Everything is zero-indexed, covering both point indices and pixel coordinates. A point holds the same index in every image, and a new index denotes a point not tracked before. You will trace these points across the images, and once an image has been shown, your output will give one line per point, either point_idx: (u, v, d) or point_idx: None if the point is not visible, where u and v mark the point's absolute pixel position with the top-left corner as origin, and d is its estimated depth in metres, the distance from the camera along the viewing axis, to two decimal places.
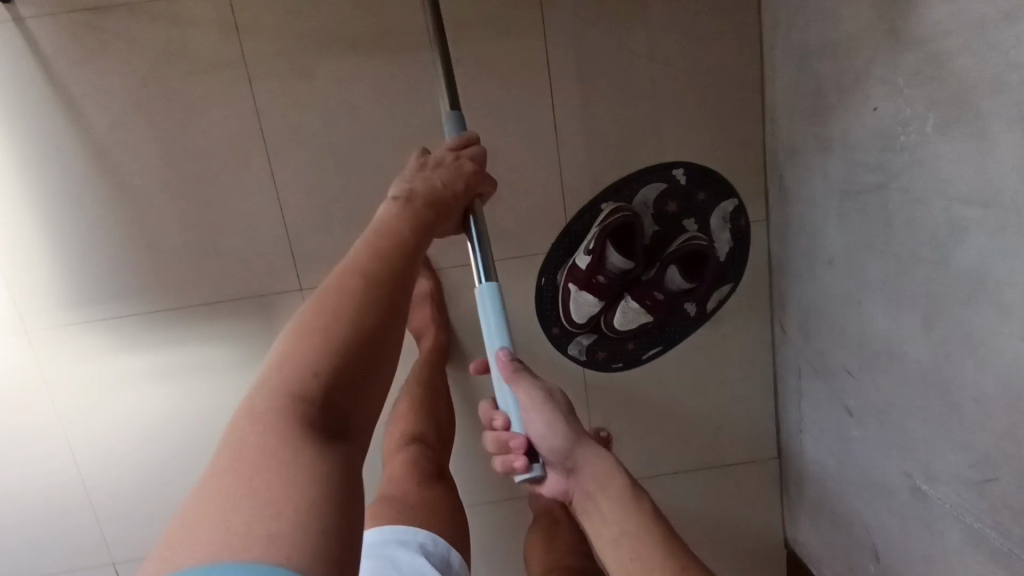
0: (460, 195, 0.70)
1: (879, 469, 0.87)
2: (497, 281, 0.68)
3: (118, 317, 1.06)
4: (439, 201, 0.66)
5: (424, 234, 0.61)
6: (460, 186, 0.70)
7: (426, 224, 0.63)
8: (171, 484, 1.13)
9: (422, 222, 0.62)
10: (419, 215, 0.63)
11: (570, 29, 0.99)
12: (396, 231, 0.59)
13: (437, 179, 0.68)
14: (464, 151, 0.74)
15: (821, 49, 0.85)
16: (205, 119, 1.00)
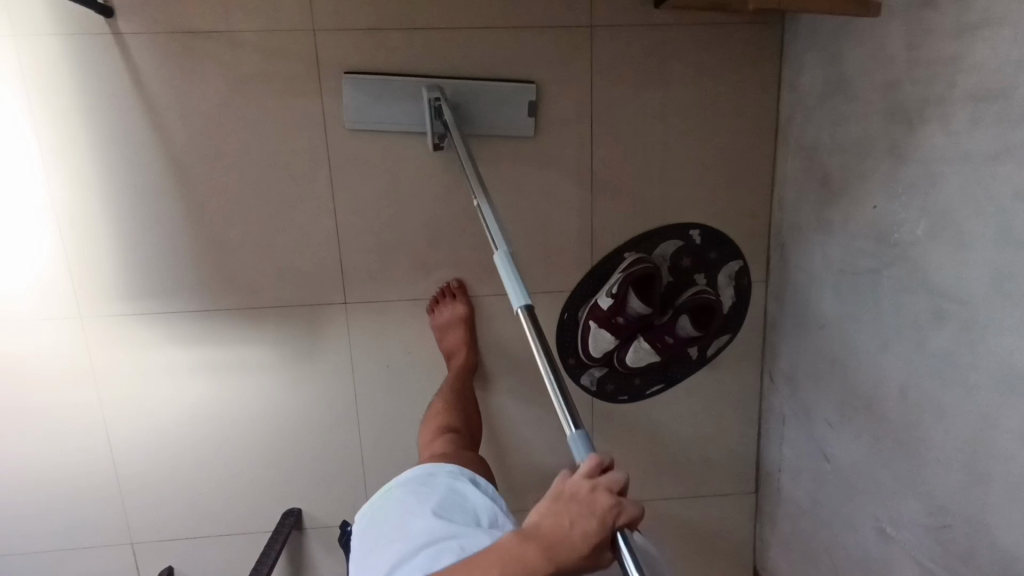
0: (593, 540, 0.62)
1: (848, 510, 1.00)
2: (587, 434, 0.66)
3: (171, 310, 1.14)
4: (569, 517, 0.63)
5: (563, 551, 0.62)
6: (601, 504, 0.63)
7: (539, 564, 0.62)
8: (199, 472, 1.20)
9: (581, 530, 0.62)
10: (581, 508, 0.63)
11: (615, 97, 1.12)
12: (540, 532, 0.64)
13: (579, 490, 0.64)
14: (602, 479, 0.64)
15: (832, 147, 0.99)
16: (277, 140, 1.08)
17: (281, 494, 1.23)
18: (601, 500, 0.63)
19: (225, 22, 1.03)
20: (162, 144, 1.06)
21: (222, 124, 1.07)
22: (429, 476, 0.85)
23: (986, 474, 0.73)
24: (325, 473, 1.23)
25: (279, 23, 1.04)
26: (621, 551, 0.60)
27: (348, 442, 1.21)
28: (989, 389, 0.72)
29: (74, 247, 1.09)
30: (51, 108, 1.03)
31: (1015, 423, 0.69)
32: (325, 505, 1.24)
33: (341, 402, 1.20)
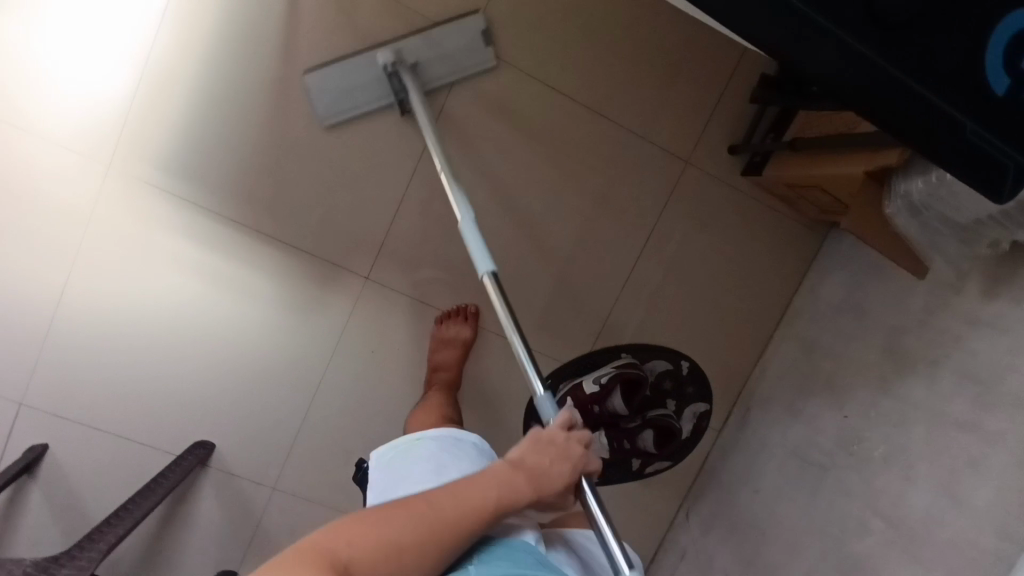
0: (566, 481, 0.75)
1: None
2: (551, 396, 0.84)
3: (200, 205, 1.11)
4: (549, 457, 0.76)
5: (546, 480, 0.74)
6: (574, 453, 0.77)
7: (523, 492, 0.72)
8: (135, 366, 1.14)
9: (556, 470, 0.75)
10: (557, 455, 0.76)
11: (676, 225, 1.25)
12: (523, 461, 0.74)
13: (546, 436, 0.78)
14: (573, 434, 0.79)
15: (824, 352, 1.16)
16: (386, 111, 1.13)
17: (203, 424, 1.17)
18: (534, 446, 0.77)
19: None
20: (281, 59, 1.09)
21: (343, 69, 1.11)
22: (456, 439, 0.87)
23: None
24: (258, 423, 1.19)
25: (444, 21, 1.11)
26: (586, 496, 0.76)
27: (297, 404, 1.19)
28: None
29: (142, 102, 1.06)
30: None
31: None
32: (240, 453, 1.19)
33: (311, 364, 1.18)
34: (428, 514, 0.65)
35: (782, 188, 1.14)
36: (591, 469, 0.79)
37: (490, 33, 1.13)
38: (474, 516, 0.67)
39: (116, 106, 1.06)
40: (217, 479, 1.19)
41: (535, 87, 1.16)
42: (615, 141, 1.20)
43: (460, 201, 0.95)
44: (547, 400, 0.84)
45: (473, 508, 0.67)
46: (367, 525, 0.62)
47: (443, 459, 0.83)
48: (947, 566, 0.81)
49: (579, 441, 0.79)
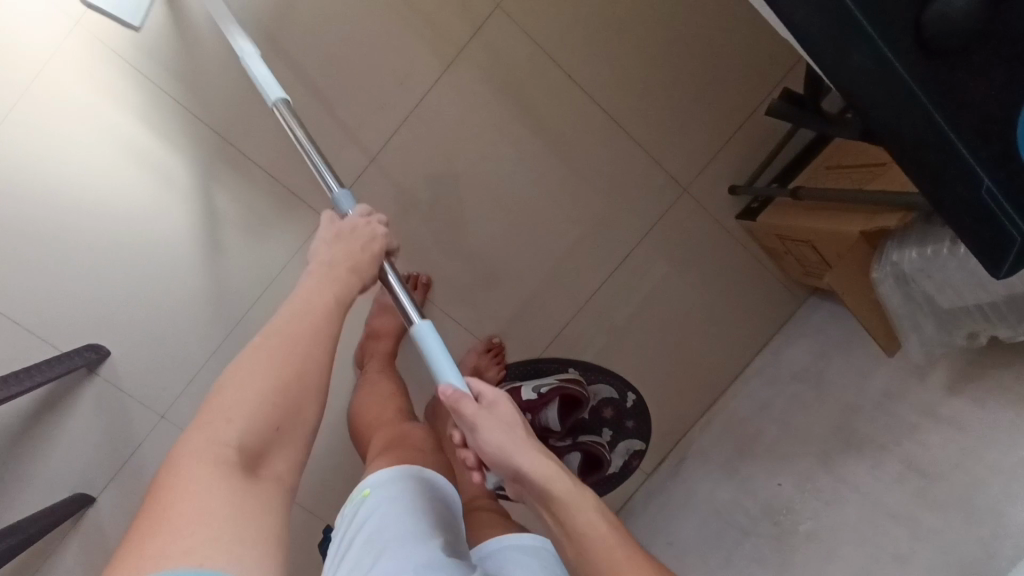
0: (374, 261, 0.79)
1: None
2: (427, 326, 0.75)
3: (162, 91, 1.01)
4: (352, 252, 0.77)
5: (361, 265, 0.77)
6: (372, 245, 0.79)
7: (341, 280, 0.74)
8: (43, 243, 1.02)
9: (368, 253, 0.78)
10: (364, 241, 0.79)
11: (657, 252, 1.19)
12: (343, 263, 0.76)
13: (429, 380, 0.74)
14: (371, 221, 0.81)
15: (771, 415, 1.10)
16: (392, 52, 1.06)
17: (101, 325, 1.05)
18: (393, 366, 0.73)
19: None
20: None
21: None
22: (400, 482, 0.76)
23: None
24: (165, 340, 1.08)
25: None
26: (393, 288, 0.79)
27: (212, 329, 1.09)
28: None
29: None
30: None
31: None
32: (133, 367, 1.08)
33: (239, 291, 1.08)
34: (280, 350, 0.64)
35: (771, 238, 1.11)
36: (392, 250, 0.83)
37: (521, 1, 1.07)
38: (314, 332, 0.67)
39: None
40: (101, 390, 1.07)
41: (552, 72, 1.10)
42: (618, 148, 1.15)
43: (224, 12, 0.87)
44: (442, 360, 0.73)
45: (313, 334, 0.67)
46: (239, 388, 0.60)
47: (388, 514, 0.71)
48: None
49: (375, 237, 0.80)
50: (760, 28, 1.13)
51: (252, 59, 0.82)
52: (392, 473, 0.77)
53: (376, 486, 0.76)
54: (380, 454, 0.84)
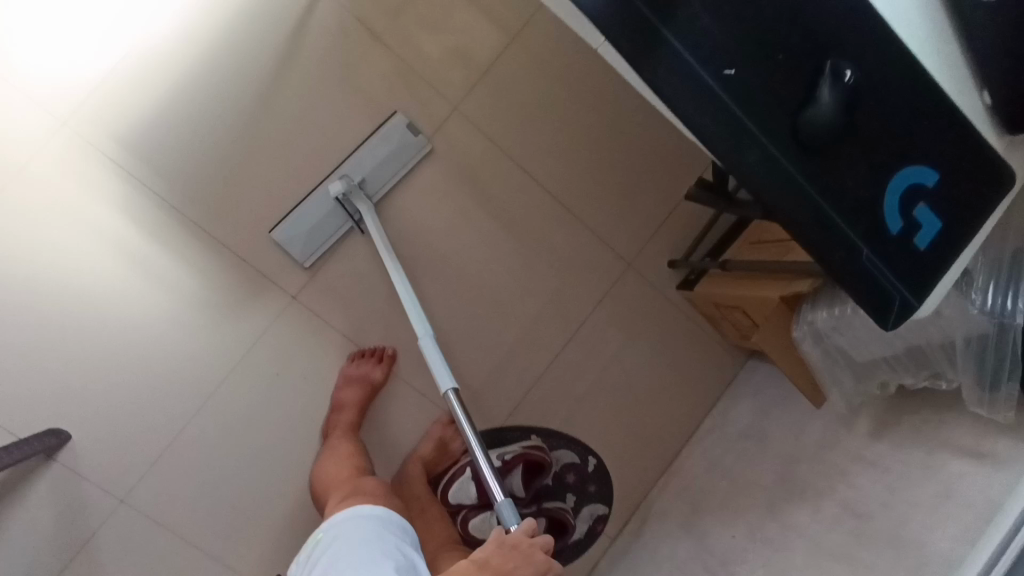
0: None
1: None
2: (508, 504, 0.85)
3: (142, 183, 1.07)
4: (512, 561, 0.81)
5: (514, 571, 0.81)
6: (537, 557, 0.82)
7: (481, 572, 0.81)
8: (9, 328, 1.03)
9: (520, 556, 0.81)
10: (523, 558, 0.81)
11: (609, 321, 1.29)
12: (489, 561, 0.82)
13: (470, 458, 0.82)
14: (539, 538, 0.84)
15: (722, 471, 1.17)
16: (362, 146, 1.16)
17: (65, 410, 1.05)
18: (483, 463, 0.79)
19: (399, 48, 1.17)
20: (273, 66, 1.11)
21: (332, 91, 1.14)
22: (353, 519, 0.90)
23: None
24: (130, 423, 1.08)
25: (436, 82, 1.19)
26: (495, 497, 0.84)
27: (180, 410, 1.09)
28: None
29: (118, 67, 1.04)
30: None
31: None
32: (95, 451, 1.07)
33: (208, 371, 1.10)
34: None
35: (709, 306, 1.23)
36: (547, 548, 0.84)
37: (477, 104, 1.21)
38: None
39: (87, 63, 1.03)
40: (58, 475, 1.05)
41: (507, 163, 1.23)
42: (569, 229, 1.27)
43: (374, 224, 1.07)
44: None
45: None
46: None
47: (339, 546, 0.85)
48: None
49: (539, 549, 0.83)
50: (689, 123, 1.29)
51: (405, 296, 1.02)
52: (345, 514, 0.91)
53: (329, 527, 0.91)
54: (341, 503, 0.96)
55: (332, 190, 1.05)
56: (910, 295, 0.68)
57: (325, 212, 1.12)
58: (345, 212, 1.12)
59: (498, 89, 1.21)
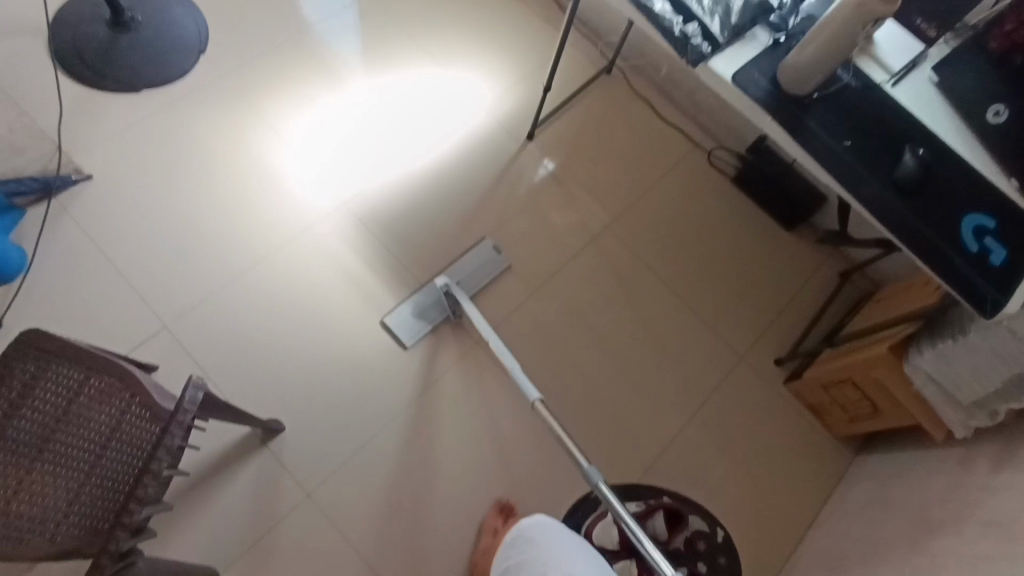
0: None
1: None
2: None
3: (385, 248, 1.45)
4: None
5: None
6: None
7: None
8: (266, 331, 1.31)
9: None
10: None
11: (728, 403, 1.49)
12: None
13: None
14: None
15: (853, 537, 1.24)
16: (537, 245, 1.57)
17: (287, 404, 1.26)
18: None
19: (570, 186, 1.65)
20: (485, 187, 1.58)
21: (529, 224, 1.58)
22: None
23: None
24: (335, 424, 1.27)
25: (593, 210, 1.64)
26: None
27: (376, 419, 1.29)
28: None
29: (386, 178, 1.52)
30: (458, 129, 1.63)
31: None
32: (301, 442, 1.24)
33: (404, 391, 1.32)
34: None
35: (817, 391, 1.43)
36: None
37: (621, 227, 1.63)
38: None
39: (367, 174, 1.51)
40: (265, 462, 1.21)
41: (643, 268, 1.60)
42: (692, 323, 1.56)
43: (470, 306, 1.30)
44: None
45: None
46: None
47: None
48: None
49: None
50: (784, 254, 1.66)
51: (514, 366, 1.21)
52: None
53: None
54: None
55: (441, 278, 1.33)
56: (998, 294, 0.95)
57: (428, 304, 1.39)
58: (445, 306, 1.38)
59: (636, 219, 1.65)
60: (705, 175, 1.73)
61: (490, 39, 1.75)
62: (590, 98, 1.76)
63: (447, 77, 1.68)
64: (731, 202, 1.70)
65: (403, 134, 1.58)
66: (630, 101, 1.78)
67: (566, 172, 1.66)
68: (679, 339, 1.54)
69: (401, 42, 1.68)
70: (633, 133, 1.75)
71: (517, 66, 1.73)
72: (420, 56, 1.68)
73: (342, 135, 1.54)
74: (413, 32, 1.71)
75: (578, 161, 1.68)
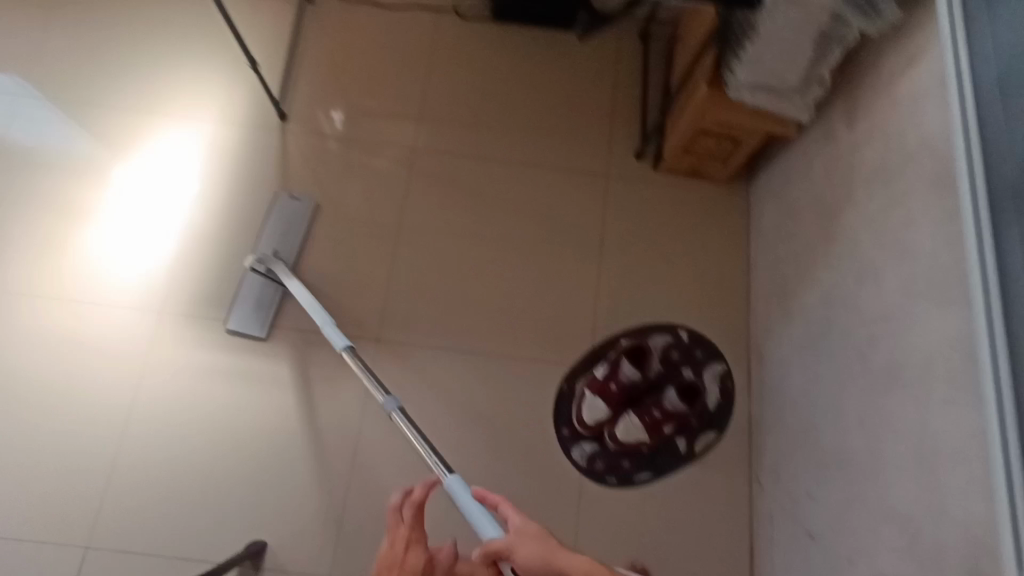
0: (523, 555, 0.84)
1: (832, 561, 0.96)
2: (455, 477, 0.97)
3: (230, 322, 1.31)
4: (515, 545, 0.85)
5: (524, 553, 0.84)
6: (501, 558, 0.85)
7: None
8: (188, 482, 1.21)
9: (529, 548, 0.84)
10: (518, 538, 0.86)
11: (624, 215, 1.43)
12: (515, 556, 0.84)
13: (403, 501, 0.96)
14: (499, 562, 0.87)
15: (784, 259, 1.24)
16: (359, 208, 1.41)
17: (255, 519, 1.20)
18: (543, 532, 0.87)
19: (351, 132, 1.47)
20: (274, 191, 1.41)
21: (340, 194, 1.41)
22: None
23: (936, 455, 0.78)
24: (310, 501, 1.22)
25: (389, 138, 1.47)
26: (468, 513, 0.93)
27: (338, 469, 1.24)
28: (913, 387, 0.83)
29: (198, 220, 1.37)
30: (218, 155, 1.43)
31: (947, 390, 0.77)
32: (293, 540, 1.20)
33: (344, 428, 1.26)
34: None
35: (684, 159, 1.39)
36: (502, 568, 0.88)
37: (425, 134, 1.47)
38: None
39: (177, 222, 1.37)
40: None
41: (470, 156, 1.46)
42: (547, 173, 1.45)
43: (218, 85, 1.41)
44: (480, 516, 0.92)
45: None
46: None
47: None
48: (937, 306, 0.80)
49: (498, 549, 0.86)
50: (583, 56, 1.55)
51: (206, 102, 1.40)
52: None
53: None
54: None
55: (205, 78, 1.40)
56: None
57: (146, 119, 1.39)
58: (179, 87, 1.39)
59: (435, 117, 1.49)
60: (467, 34, 1.56)
61: (175, 51, 1.50)
62: (309, 38, 1.54)
63: (170, 119, 1.44)
64: (505, 42, 1.55)
65: (180, 207, 1.38)
66: (349, 13, 1.56)
67: (339, 122, 1.47)
68: (546, 194, 1.44)
69: (94, 117, 1.44)
70: (374, 38, 1.55)
71: (221, 59, 1.50)
72: (121, 116, 1.44)
73: (111, 242, 1.34)
74: (96, 99, 1.45)
75: (342, 105, 1.49)
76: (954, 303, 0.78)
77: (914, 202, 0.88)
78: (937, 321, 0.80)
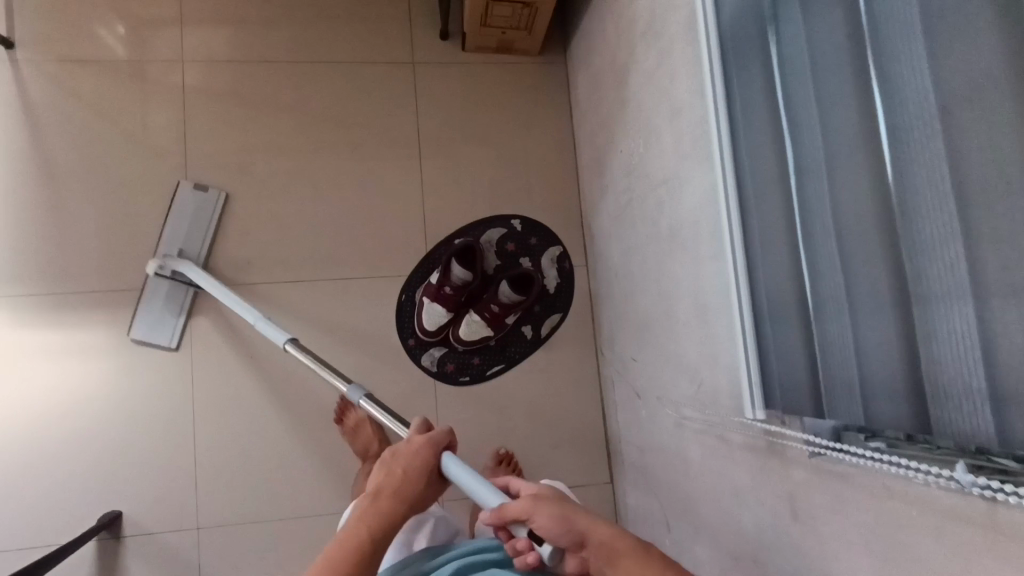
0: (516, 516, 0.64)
1: (654, 412, 1.03)
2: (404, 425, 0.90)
3: (21, 298, 1.18)
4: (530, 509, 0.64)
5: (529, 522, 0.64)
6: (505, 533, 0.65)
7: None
8: (17, 473, 1.13)
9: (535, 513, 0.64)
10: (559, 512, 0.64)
11: (437, 106, 1.33)
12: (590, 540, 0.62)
13: (406, 446, 0.76)
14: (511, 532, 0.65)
15: (595, 127, 1.20)
16: (139, 147, 1.25)
17: (102, 493, 1.14)
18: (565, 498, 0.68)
19: (106, 58, 1.26)
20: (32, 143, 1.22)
21: (114, 134, 1.24)
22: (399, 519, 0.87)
23: (706, 305, 0.80)
24: (159, 462, 1.17)
25: (154, 58, 1.28)
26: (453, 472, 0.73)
27: (182, 426, 1.18)
28: (686, 244, 0.84)
29: None
30: None
31: (707, 243, 0.78)
32: (150, 504, 1.15)
33: (179, 384, 1.19)
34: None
35: (486, 35, 1.29)
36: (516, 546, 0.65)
37: (196, 48, 1.29)
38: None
39: None
40: (136, 547, 1.14)
41: (255, 66, 1.30)
42: (347, 74, 1.32)
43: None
44: (479, 481, 0.71)
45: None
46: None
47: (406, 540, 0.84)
48: (696, 159, 0.79)
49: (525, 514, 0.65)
50: None
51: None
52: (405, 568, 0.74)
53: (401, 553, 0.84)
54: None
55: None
56: None
57: None
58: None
59: (204, 27, 1.30)
60: None
61: None
62: None
63: None
64: None
65: None
66: None
67: (89, 47, 1.26)
68: (350, 96, 1.32)
69: None
70: None
71: None
72: None
73: None
74: None
75: (87, 26, 1.27)
76: (705, 154, 0.77)
77: (671, 56, 0.85)
78: (696, 174, 0.80)
